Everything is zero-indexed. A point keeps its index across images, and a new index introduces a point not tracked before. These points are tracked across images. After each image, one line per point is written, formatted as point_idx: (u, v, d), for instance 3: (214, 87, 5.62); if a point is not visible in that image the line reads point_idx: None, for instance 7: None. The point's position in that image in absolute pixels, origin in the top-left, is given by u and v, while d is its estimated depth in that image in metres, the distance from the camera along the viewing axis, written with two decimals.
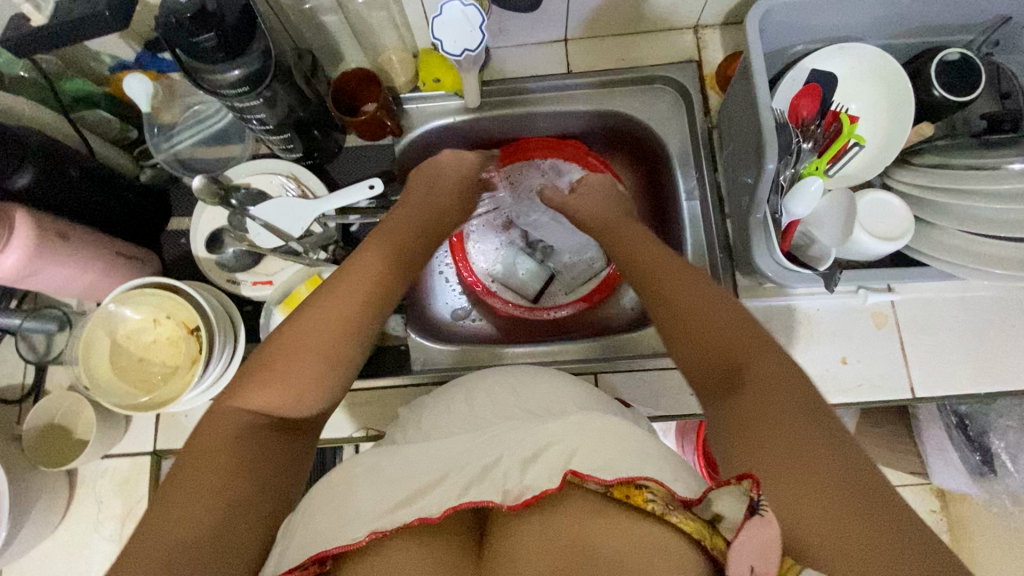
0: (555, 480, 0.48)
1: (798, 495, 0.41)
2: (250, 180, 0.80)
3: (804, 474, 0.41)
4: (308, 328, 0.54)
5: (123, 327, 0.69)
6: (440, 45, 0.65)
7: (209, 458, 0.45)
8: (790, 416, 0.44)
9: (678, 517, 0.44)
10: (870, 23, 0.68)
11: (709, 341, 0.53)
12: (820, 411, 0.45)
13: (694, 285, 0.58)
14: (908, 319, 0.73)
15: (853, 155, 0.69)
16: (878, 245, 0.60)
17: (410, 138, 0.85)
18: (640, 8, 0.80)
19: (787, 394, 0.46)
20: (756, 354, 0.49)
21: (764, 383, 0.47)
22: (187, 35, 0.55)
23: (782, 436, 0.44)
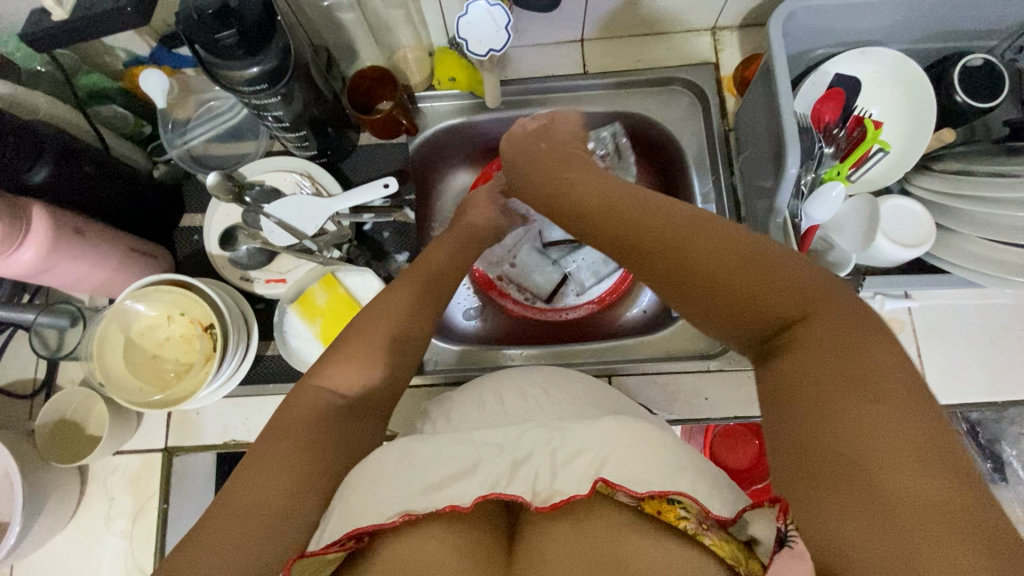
0: (585, 486, 0.47)
1: (871, 519, 0.34)
2: (263, 177, 0.80)
3: (885, 491, 0.34)
4: (379, 319, 0.59)
5: (137, 324, 0.68)
6: (466, 45, 0.65)
7: (293, 431, 0.51)
8: (864, 405, 0.36)
9: (711, 539, 0.44)
10: (893, 29, 0.68)
11: (736, 294, 0.43)
12: (883, 377, 0.37)
13: (716, 223, 0.46)
14: (925, 325, 0.73)
15: (874, 162, 0.67)
16: (897, 251, 0.60)
17: (423, 138, 0.85)
18: (658, 8, 0.79)
19: (860, 380, 0.37)
20: (805, 302, 0.41)
21: (817, 347, 0.39)
22: (209, 31, 0.55)
23: (855, 438, 0.35)
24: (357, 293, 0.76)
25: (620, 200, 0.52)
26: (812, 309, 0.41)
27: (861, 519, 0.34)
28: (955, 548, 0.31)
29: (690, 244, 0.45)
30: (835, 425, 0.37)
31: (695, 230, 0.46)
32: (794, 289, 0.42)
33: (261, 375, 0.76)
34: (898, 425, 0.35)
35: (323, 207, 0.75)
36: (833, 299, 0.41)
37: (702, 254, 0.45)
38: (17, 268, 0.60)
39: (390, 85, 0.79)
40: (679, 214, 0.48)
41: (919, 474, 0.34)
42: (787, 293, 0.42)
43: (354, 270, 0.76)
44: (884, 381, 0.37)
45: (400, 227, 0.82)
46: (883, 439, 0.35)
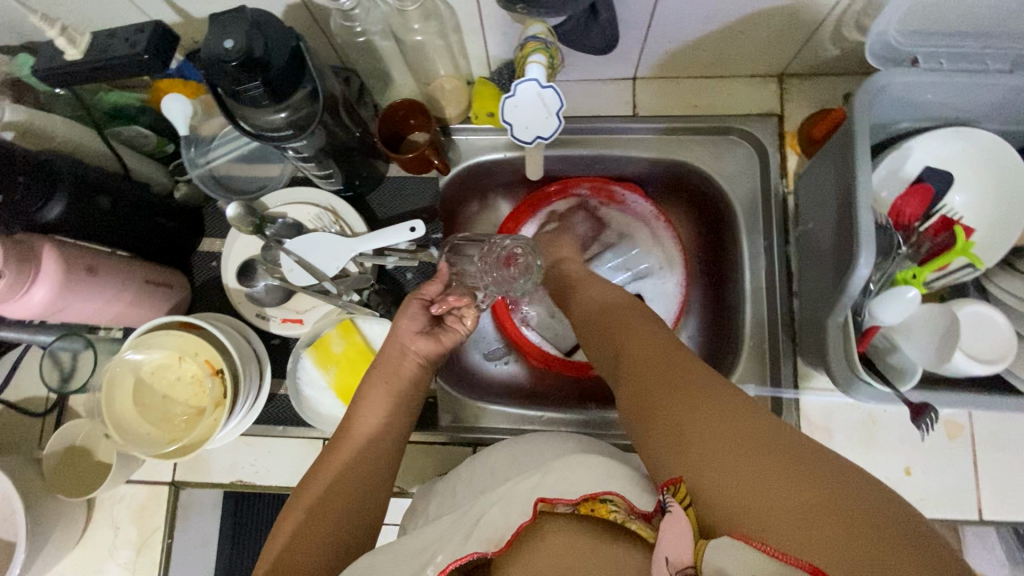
0: (527, 513, 0.53)
1: (720, 466, 0.41)
2: (286, 209, 0.76)
3: (708, 434, 0.43)
4: (351, 425, 0.63)
5: (147, 364, 0.66)
6: (511, 129, 0.59)
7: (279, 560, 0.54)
8: (669, 390, 0.49)
9: (636, 524, 0.49)
10: (993, 107, 0.60)
11: (603, 333, 0.62)
12: (684, 370, 0.50)
13: (623, 297, 0.66)
14: (985, 432, 0.66)
15: (960, 272, 0.60)
16: (971, 365, 0.53)
17: (456, 173, 0.80)
18: (722, 52, 0.72)
19: (695, 379, 0.49)
20: (631, 337, 0.58)
21: (637, 367, 0.54)
22: (233, 82, 0.50)
23: (678, 405, 0.47)
24: (374, 343, 0.73)
25: (602, 290, 0.69)
26: (672, 351, 0.54)
27: (703, 462, 0.42)
28: (759, 462, 0.40)
29: (598, 302, 0.67)
30: (659, 402, 0.48)
31: (627, 319, 0.61)
32: (619, 329, 0.60)
33: (272, 416, 0.74)
34: (719, 404, 0.45)
35: (345, 248, 0.71)
36: (647, 332, 0.58)
37: (624, 329, 0.59)
38: (27, 310, 0.57)
39: (424, 117, 0.73)
40: (622, 312, 0.62)
41: (720, 414, 0.44)
42: (615, 332, 0.60)
43: (374, 317, 0.72)
44: (688, 371, 0.50)
45: (425, 270, 0.78)
46: (700, 399, 0.46)
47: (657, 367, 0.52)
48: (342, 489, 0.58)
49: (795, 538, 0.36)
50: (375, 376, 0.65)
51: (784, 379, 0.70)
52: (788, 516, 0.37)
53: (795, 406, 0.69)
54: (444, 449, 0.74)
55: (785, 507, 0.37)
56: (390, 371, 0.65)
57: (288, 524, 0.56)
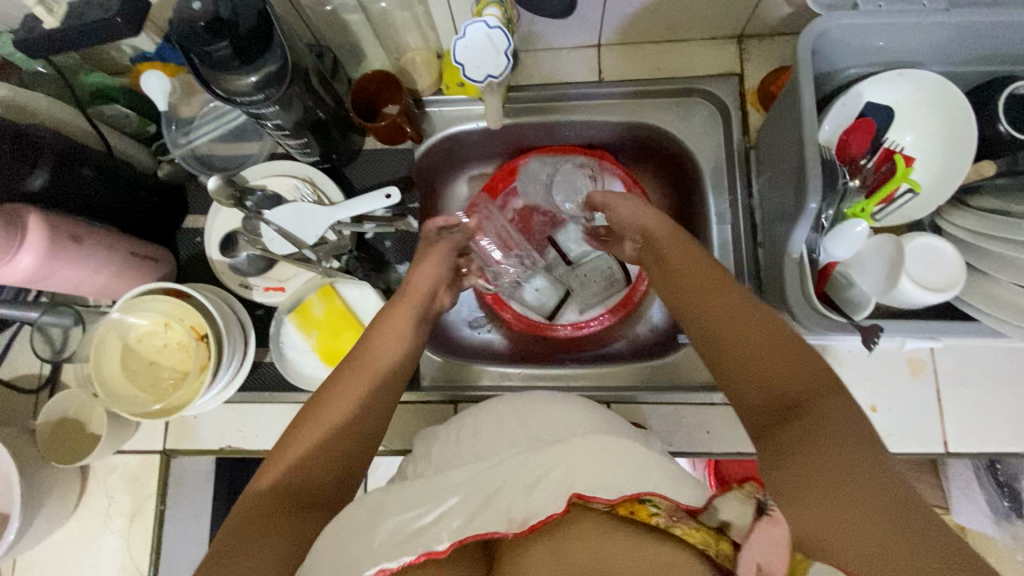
0: (560, 504, 0.49)
1: (842, 523, 0.39)
2: (265, 182, 0.79)
3: (863, 503, 0.39)
4: (380, 351, 0.63)
5: (134, 332, 0.69)
6: (462, 69, 0.62)
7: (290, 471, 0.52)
8: (833, 448, 0.43)
9: (683, 529, 0.47)
10: (934, 48, 0.62)
11: (750, 361, 0.51)
12: (863, 438, 0.43)
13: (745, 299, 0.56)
14: (948, 367, 0.69)
15: (903, 201, 0.64)
16: (921, 295, 0.55)
17: (429, 143, 0.83)
18: (681, 15, 0.75)
19: (851, 437, 0.43)
20: (812, 386, 0.48)
21: (812, 422, 0.45)
22: (201, 43, 0.53)
23: (837, 472, 0.41)
24: (356, 308, 0.75)
25: (670, 253, 0.63)
26: (818, 389, 0.48)
27: (850, 525, 0.39)
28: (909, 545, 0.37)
29: (721, 303, 0.56)
30: (817, 458, 0.43)
31: (750, 325, 0.53)
32: (782, 363, 0.50)
33: (258, 383, 0.76)
34: (874, 476, 0.41)
35: (324, 216, 0.73)
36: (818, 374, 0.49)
37: (749, 342, 0.52)
38: (14, 275, 0.59)
39: (395, 89, 0.76)
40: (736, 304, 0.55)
41: (873, 486, 0.40)
42: (781, 366, 0.50)
43: (352, 280, 0.74)
44: (856, 440, 0.43)
45: (403, 237, 0.81)
46: (859, 472, 0.41)
47: (804, 409, 0.47)
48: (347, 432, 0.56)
49: None
50: (402, 306, 0.68)
51: None
52: None
53: None
54: (428, 408, 0.76)
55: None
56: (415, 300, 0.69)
57: (292, 452, 0.53)
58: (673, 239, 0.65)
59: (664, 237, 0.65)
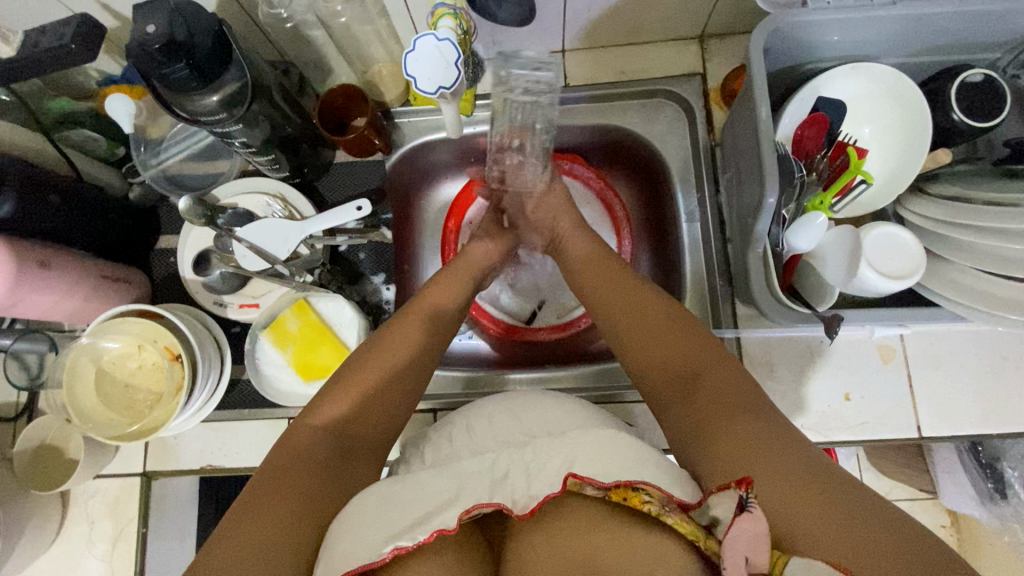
0: (557, 485, 0.49)
1: (782, 485, 0.46)
2: (236, 200, 0.79)
3: (795, 474, 0.47)
4: (426, 309, 0.68)
5: (107, 354, 0.69)
6: (415, 82, 0.60)
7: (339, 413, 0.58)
8: (755, 423, 0.51)
9: (674, 519, 0.46)
10: (886, 41, 0.63)
11: (659, 353, 0.61)
12: (770, 414, 0.52)
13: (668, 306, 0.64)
14: (917, 352, 0.70)
15: (859, 192, 0.65)
16: (883, 283, 0.57)
17: (400, 154, 0.83)
18: (641, 18, 0.76)
19: (739, 400, 0.53)
20: (712, 364, 0.57)
21: (719, 394, 0.55)
22: (158, 66, 0.53)
23: (757, 444, 0.49)
24: (331, 321, 0.75)
25: (599, 265, 0.70)
26: (708, 363, 0.58)
27: (800, 501, 0.45)
28: (843, 512, 0.43)
29: (642, 309, 0.64)
30: (741, 436, 0.50)
31: (657, 325, 0.62)
32: (691, 353, 0.59)
33: (237, 401, 0.76)
34: (787, 444, 0.49)
35: (297, 229, 0.73)
36: (724, 362, 0.58)
37: (658, 337, 0.61)
38: None
39: (364, 103, 0.76)
40: (659, 314, 0.63)
41: (796, 460, 0.48)
42: (689, 356, 0.59)
43: (326, 294, 0.75)
44: (768, 420, 0.51)
45: (377, 248, 0.81)
46: (775, 444, 0.49)
47: (705, 379, 0.56)
48: (394, 381, 0.61)
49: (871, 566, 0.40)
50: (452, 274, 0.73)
51: (724, 321, 0.73)
52: (866, 552, 0.41)
53: (736, 344, 0.72)
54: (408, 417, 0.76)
55: (871, 546, 0.41)
56: (468, 270, 0.74)
57: (343, 392, 0.59)
58: (599, 261, 0.71)
59: (593, 266, 0.71)
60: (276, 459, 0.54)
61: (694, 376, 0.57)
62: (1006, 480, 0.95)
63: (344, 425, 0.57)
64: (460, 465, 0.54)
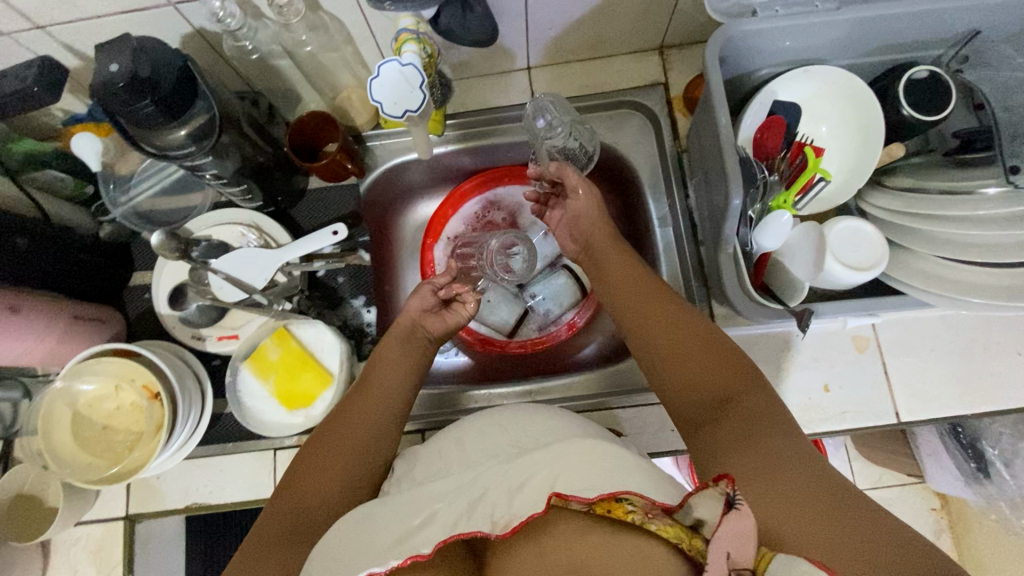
0: (540, 504, 0.48)
1: (783, 505, 0.46)
2: (210, 232, 0.78)
3: (794, 494, 0.46)
4: (377, 363, 0.68)
5: (83, 398, 0.67)
6: (381, 107, 0.62)
7: (304, 485, 0.57)
8: (766, 442, 0.50)
9: (658, 524, 0.46)
10: (836, 45, 0.66)
11: (689, 370, 0.57)
12: (779, 428, 0.51)
13: (671, 318, 0.61)
14: (891, 340, 0.72)
15: (818, 188, 0.65)
16: (850, 275, 0.59)
17: (373, 177, 0.84)
18: (601, 33, 0.78)
19: (767, 422, 0.52)
20: (745, 386, 0.55)
21: (746, 416, 0.53)
22: (124, 104, 0.53)
23: (760, 469, 0.48)
24: (312, 347, 0.75)
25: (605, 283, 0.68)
26: (742, 384, 0.55)
27: (801, 524, 0.44)
28: (839, 526, 0.44)
29: (660, 320, 0.61)
30: (754, 456, 0.49)
31: (684, 338, 0.59)
32: (728, 373, 0.56)
33: (220, 436, 0.74)
34: (800, 462, 0.48)
35: (273, 258, 0.72)
36: (750, 384, 0.55)
37: (686, 350, 0.58)
38: None
39: (332, 127, 0.76)
40: (683, 324, 0.60)
41: (798, 478, 0.47)
42: (724, 374, 0.56)
43: (307, 322, 0.75)
44: (777, 438, 0.50)
45: (356, 271, 0.82)
46: (780, 465, 0.48)
47: (734, 404, 0.54)
48: (358, 438, 0.61)
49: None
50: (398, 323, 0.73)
51: None
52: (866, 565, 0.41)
53: None
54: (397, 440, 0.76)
55: (866, 556, 0.42)
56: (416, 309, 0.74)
57: (309, 464, 0.59)
58: (625, 267, 0.67)
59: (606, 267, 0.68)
60: (247, 550, 0.53)
61: (726, 398, 0.55)
62: (986, 457, 0.96)
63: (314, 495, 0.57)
64: (448, 479, 0.54)
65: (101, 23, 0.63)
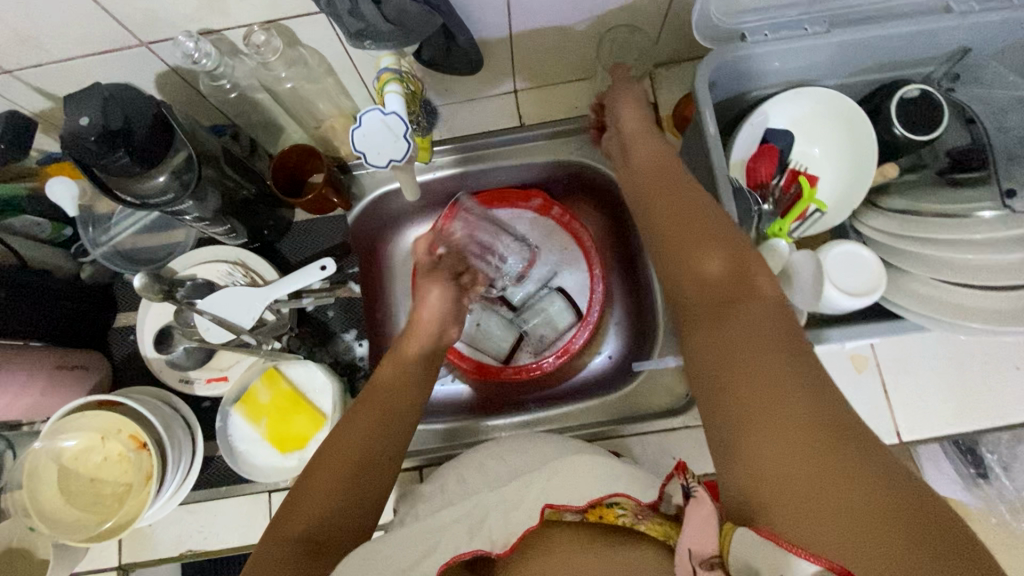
0: (535, 517, 0.51)
1: (767, 434, 0.38)
2: (195, 270, 0.76)
3: (784, 425, 0.38)
4: (386, 370, 0.65)
5: (68, 450, 0.65)
6: (364, 158, 0.60)
7: (304, 501, 0.52)
8: (767, 361, 0.41)
9: (646, 524, 0.47)
10: (826, 65, 0.65)
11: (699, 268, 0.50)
12: (786, 349, 0.42)
13: (685, 214, 0.54)
14: (889, 358, 0.71)
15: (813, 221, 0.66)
16: (848, 301, 0.58)
17: (363, 205, 0.82)
18: (588, 55, 0.77)
19: (771, 340, 0.43)
20: (753, 295, 0.46)
21: (752, 329, 0.44)
22: (96, 156, 0.51)
23: (755, 390, 0.40)
24: (303, 387, 0.73)
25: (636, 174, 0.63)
26: (750, 292, 0.47)
27: (784, 459, 0.37)
28: (830, 470, 0.36)
29: (674, 215, 0.55)
30: (746, 376, 0.41)
31: (698, 231, 0.52)
32: (737, 280, 0.48)
33: (212, 479, 0.73)
34: (801, 388, 0.40)
35: (260, 297, 0.70)
36: (761, 300, 0.46)
37: (697, 247, 0.51)
38: None
39: (318, 160, 0.75)
40: (698, 228, 0.52)
41: (797, 407, 0.39)
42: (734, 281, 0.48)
43: (298, 362, 0.73)
44: (779, 358, 0.41)
45: (346, 304, 0.80)
46: (778, 389, 0.40)
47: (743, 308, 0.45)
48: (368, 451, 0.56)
49: (852, 540, 0.33)
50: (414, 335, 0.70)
51: None
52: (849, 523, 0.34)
53: None
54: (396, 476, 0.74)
55: (855, 512, 0.34)
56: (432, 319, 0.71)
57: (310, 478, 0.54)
58: (656, 166, 0.61)
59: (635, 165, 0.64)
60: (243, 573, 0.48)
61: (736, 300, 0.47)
62: (986, 463, 0.98)
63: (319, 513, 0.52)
64: (447, 512, 0.54)
65: (71, 65, 0.61)
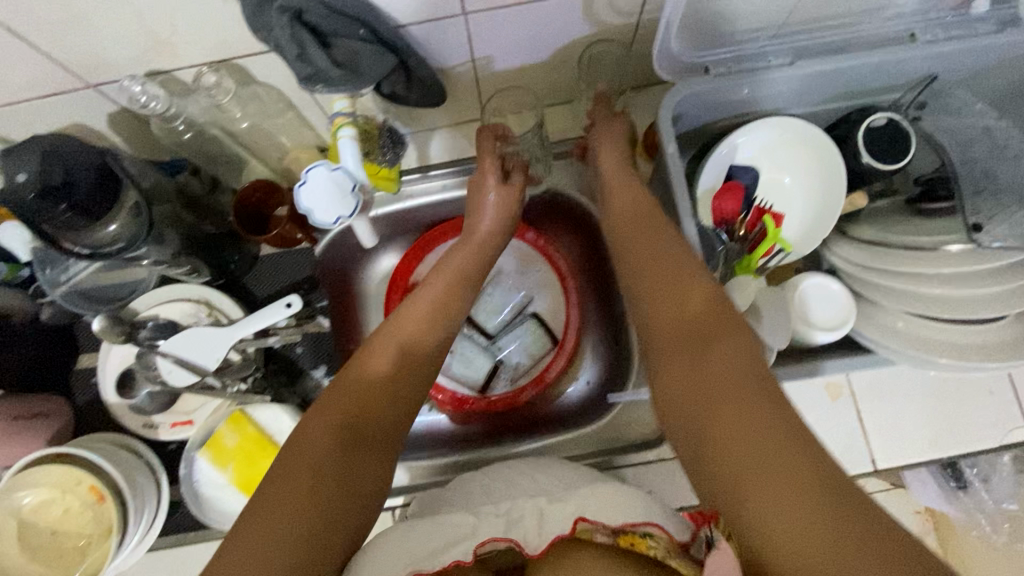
0: (568, 526, 0.50)
1: (758, 483, 0.37)
2: (156, 310, 0.74)
3: (772, 469, 0.37)
4: (396, 324, 0.59)
5: (25, 505, 0.63)
6: (310, 215, 0.58)
7: (298, 458, 0.46)
8: (750, 403, 0.40)
9: (678, 560, 0.46)
10: (792, 94, 0.65)
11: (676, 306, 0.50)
12: (763, 387, 0.41)
13: (663, 254, 0.54)
14: (862, 386, 0.71)
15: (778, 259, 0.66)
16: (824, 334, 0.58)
17: (330, 238, 0.80)
18: (556, 82, 0.75)
19: (746, 380, 0.42)
20: (726, 328, 0.46)
21: (731, 363, 0.43)
22: (38, 213, 0.49)
23: (738, 435, 0.39)
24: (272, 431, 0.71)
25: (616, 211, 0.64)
26: (724, 326, 0.46)
27: (776, 509, 0.36)
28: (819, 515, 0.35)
29: (654, 250, 0.55)
30: (728, 422, 0.40)
31: (672, 270, 0.52)
32: (711, 317, 0.48)
33: (179, 524, 0.71)
34: (783, 426, 0.39)
35: (222, 336, 0.67)
36: (737, 336, 0.45)
37: (671, 284, 0.51)
38: None
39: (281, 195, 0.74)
40: (679, 267, 0.52)
41: (780, 451, 0.37)
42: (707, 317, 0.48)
43: (266, 405, 0.71)
44: (759, 399, 0.40)
45: (315, 339, 0.79)
46: (761, 433, 0.39)
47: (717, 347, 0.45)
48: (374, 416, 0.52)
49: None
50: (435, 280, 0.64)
51: None
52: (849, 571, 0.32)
53: None
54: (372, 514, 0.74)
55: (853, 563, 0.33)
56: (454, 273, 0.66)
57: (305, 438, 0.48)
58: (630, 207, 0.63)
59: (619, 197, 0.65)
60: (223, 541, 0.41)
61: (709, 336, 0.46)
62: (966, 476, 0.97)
63: (323, 475, 0.45)
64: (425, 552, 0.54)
65: (16, 110, 0.59)
